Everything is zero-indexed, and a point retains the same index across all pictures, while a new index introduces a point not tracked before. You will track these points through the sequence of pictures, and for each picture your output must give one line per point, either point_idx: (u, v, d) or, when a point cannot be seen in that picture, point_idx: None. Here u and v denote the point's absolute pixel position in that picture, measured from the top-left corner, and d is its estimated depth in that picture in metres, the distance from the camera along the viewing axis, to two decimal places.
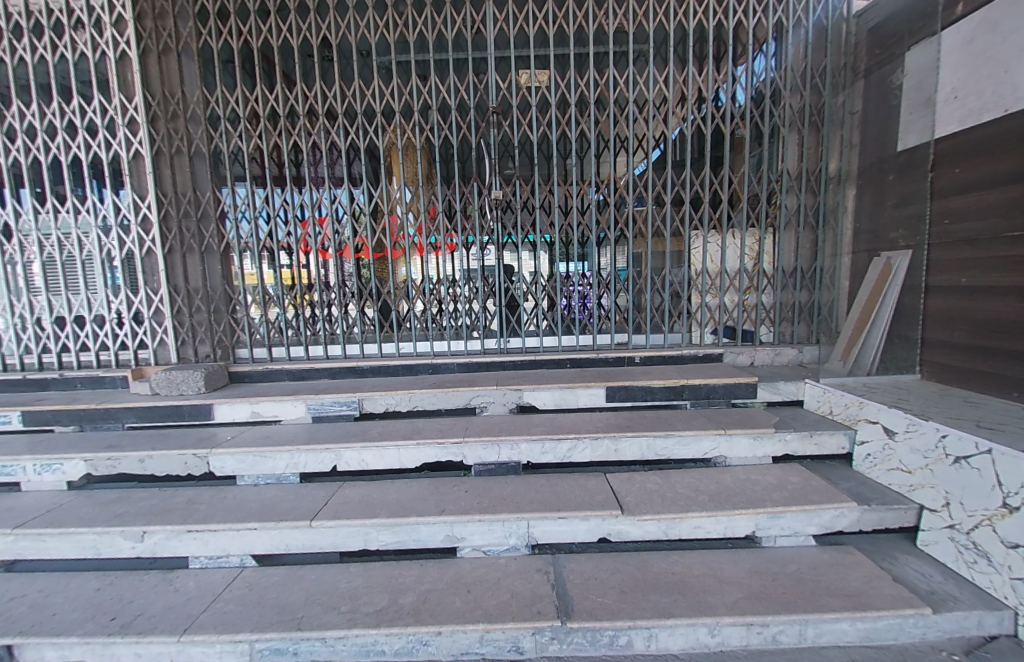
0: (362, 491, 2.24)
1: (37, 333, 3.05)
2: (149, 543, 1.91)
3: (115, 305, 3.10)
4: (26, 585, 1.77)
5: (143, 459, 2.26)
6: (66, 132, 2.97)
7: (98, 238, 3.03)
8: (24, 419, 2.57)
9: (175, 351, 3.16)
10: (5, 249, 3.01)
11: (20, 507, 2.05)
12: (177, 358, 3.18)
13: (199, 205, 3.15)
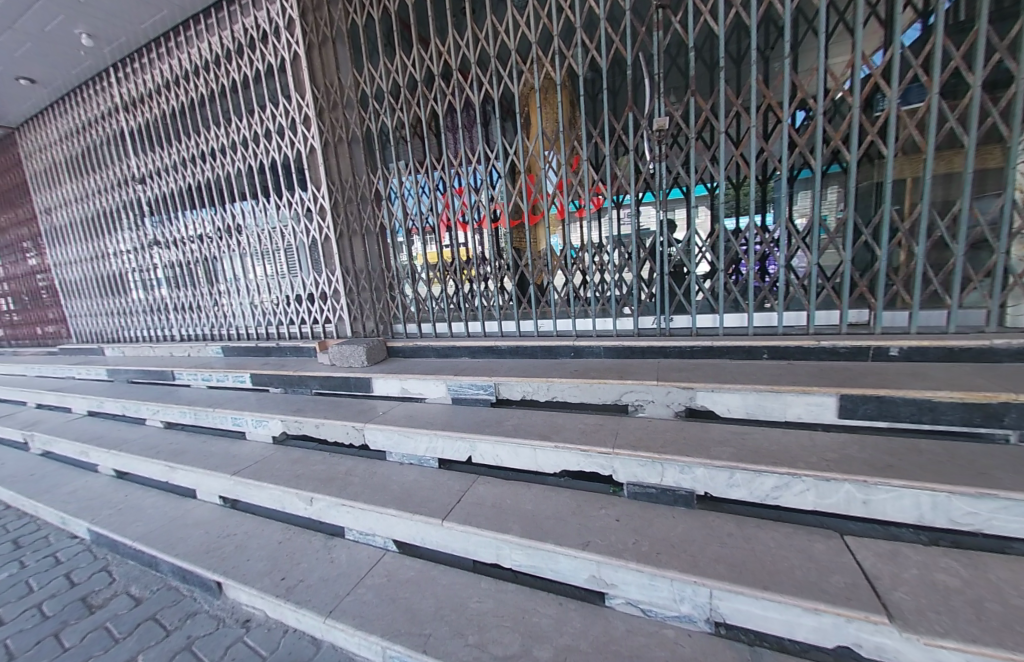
0: (495, 491, 1.99)
1: (266, 310, 3.81)
2: (316, 507, 2.03)
3: (308, 286, 3.57)
4: (240, 524, 2.11)
5: (317, 424, 2.46)
6: (265, 138, 3.39)
7: (294, 229, 3.49)
8: (253, 380, 3.11)
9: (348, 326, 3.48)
10: (243, 244, 3.75)
11: (242, 453, 2.47)
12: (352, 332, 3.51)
13: (358, 190, 3.29)
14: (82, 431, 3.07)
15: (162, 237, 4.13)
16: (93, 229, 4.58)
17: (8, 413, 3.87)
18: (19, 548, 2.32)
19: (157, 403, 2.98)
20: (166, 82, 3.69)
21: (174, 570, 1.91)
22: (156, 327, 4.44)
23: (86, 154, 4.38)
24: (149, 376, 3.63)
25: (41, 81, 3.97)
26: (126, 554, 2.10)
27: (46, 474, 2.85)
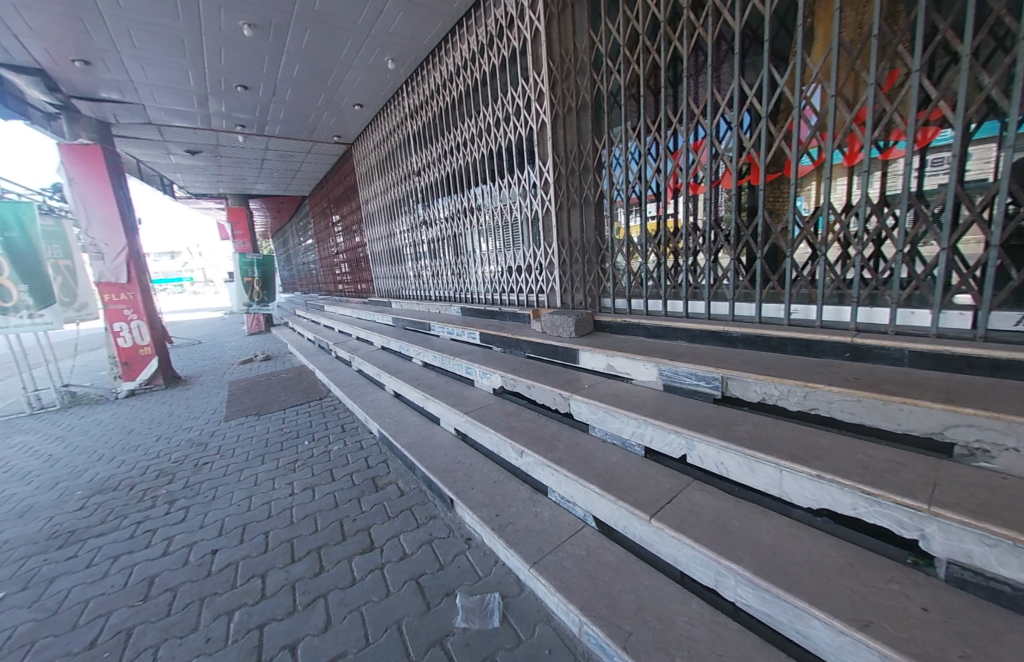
0: (714, 505, 1.66)
1: (493, 278, 4.37)
2: (524, 461, 2.20)
3: (528, 258, 3.84)
4: (466, 457, 2.51)
5: (530, 386, 2.64)
6: (505, 121, 3.73)
7: (520, 204, 3.77)
8: (481, 337, 3.63)
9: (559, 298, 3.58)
10: (480, 220, 4.35)
11: (471, 398, 2.92)
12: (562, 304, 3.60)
13: (581, 160, 3.23)
14: (377, 358, 4.32)
15: (428, 218, 5.26)
16: (389, 214, 6.26)
17: (344, 339, 5.87)
18: (346, 430, 3.49)
19: (419, 346, 3.87)
20: (438, 89, 4.53)
21: (424, 478, 2.45)
22: (420, 289, 5.81)
23: (388, 158, 5.95)
24: (414, 325, 4.78)
25: (368, 107, 5.53)
26: (397, 454, 2.85)
27: (360, 384, 4.16)
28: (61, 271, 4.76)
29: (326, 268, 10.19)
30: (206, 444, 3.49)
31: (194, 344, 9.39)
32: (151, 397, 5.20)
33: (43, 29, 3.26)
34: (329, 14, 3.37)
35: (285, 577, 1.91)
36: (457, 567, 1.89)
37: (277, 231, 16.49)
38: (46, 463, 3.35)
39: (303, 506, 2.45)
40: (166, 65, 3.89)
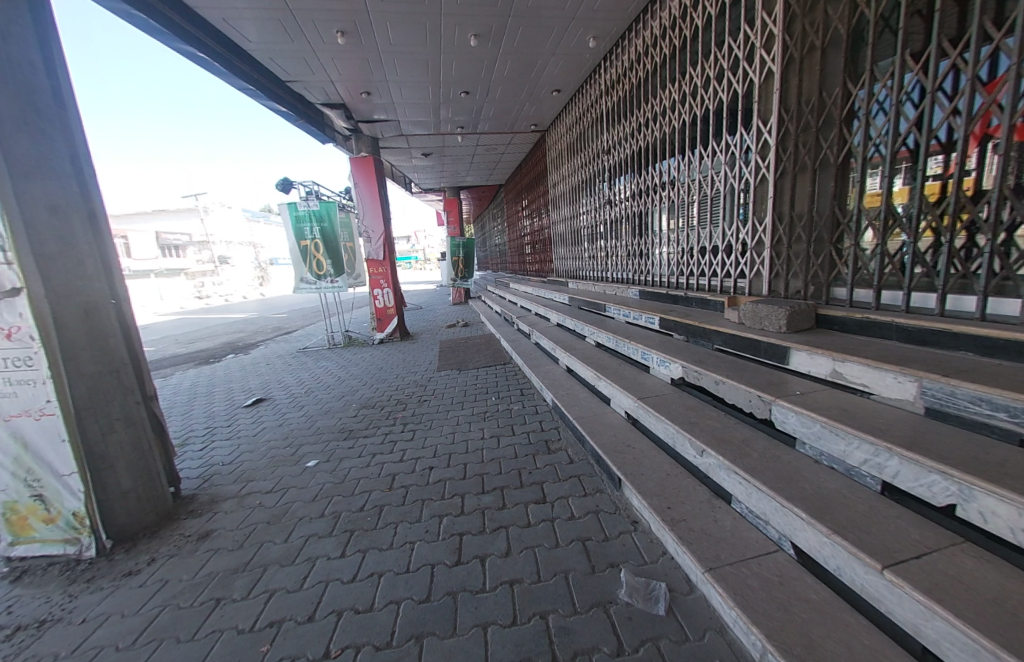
0: (1002, 582, 1.18)
1: (679, 259, 4.03)
2: (705, 461, 2.03)
3: (728, 237, 3.37)
4: (638, 442, 2.48)
5: (718, 382, 2.38)
6: (717, 80, 3.29)
7: (726, 174, 3.32)
8: (661, 323, 3.42)
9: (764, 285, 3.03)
10: (671, 196, 4.03)
11: (647, 385, 2.85)
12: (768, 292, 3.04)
13: (823, 110, 2.56)
14: (553, 334, 4.64)
15: (613, 197, 5.19)
16: (575, 196, 6.46)
17: (524, 314, 6.51)
18: (525, 395, 3.93)
19: (594, 326, 3.95)
20: (636, 58, 4.30)
21: (594, 453, 2.56)
22: (598, 269, 5.86)
23: (577, 140, 6.08)
24: (588, 305, 4.88)
25: (564, 92, 5.68)
26: (569, 425, 3.04)
27: (537, 356, 4.58)
28: (348, 251, 6.81)
29: (515, 248, 11.36)
30: (425, 386, 4.50)
31: (415, 308, 12.08)
32: (390, 345, 6.99)
33: (348, 75, 4.57)
34: (542, 9, 3.59)
35: (478, 502, 2.35)
36: (622, 544, 1.93)
37: (477, 217, 19.21)
38: (339, 381, 4.98)
39: (491, 450, 2.92)
40: (414, 85, 4.93)
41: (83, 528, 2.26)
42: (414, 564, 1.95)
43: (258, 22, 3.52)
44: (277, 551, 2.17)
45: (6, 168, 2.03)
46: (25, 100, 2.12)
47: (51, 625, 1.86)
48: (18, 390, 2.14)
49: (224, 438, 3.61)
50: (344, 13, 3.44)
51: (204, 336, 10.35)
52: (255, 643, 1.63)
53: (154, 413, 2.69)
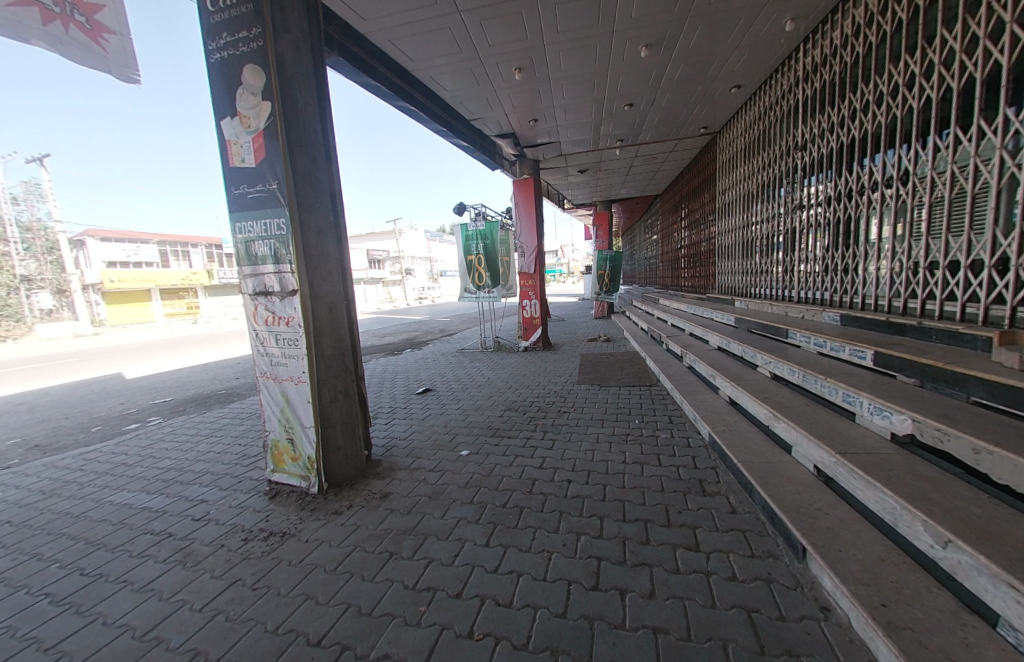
0: None
1: (908, 277, 3.06)
2: (950, 557, 1.45)
3: (1003, 247, 2.39)
4: (832, 508, 1.97)
5: (977, 451, 1.67)
6: (991, 36, 2.39)
7: (1001, 162, 2.36)
8: (875, 359, 2.65)
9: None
10: (900, 195, 3.10)
11: (849, 436, 2.24)
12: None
13: None
14: (712, 359, 4.13)
15: (806, 201, 4.31)
16: (748, 202, 5.64)
17: (675, 333, 5.99)
18: (673, 423, 3.59)
19: (770, 354, 3.35)
20: (852, 32, 3.49)
21: (766, 507, 2.14)
22: (775, 287, 4.97)
23: (757, 138, 5.28)
24: (762, 329, 4.17)
25: (745, 86, 5.01)
26: (731, 468, 2.64)
27: (690, 381, 4.14)
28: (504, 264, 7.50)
29: (668, 261, 10.59)
30: (566, 398, 4.57)
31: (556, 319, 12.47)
32: (534, 354, 7.37)
33: (517, 106, 5.06)
34: (726, 2, 3.27)
35: (618, 530, 2.24)
36: (805, 632, 1.54)
37: (627, 229, 18.75)
38: (489, 382, 5.50)
39: (634, 476, 2.75)
40: (577, 105, 5.13)
41: (312, 470, 3.04)
42: (551, 574, 1.97)
43: (454, 74, 4.22)
44: (435, 524, 2.49)
45: (296, 207, 2.91)
46: (309, 156, 2.99)
47: (288, 537, 2.56)
48: (289, 361, 3.02)
49: (402, 418, 4.38)
50: (523, 51, 3.81)
51: (391, 332, 12.86)
52: (415, 601, 1.89)
53: (361, 389, 3.44)
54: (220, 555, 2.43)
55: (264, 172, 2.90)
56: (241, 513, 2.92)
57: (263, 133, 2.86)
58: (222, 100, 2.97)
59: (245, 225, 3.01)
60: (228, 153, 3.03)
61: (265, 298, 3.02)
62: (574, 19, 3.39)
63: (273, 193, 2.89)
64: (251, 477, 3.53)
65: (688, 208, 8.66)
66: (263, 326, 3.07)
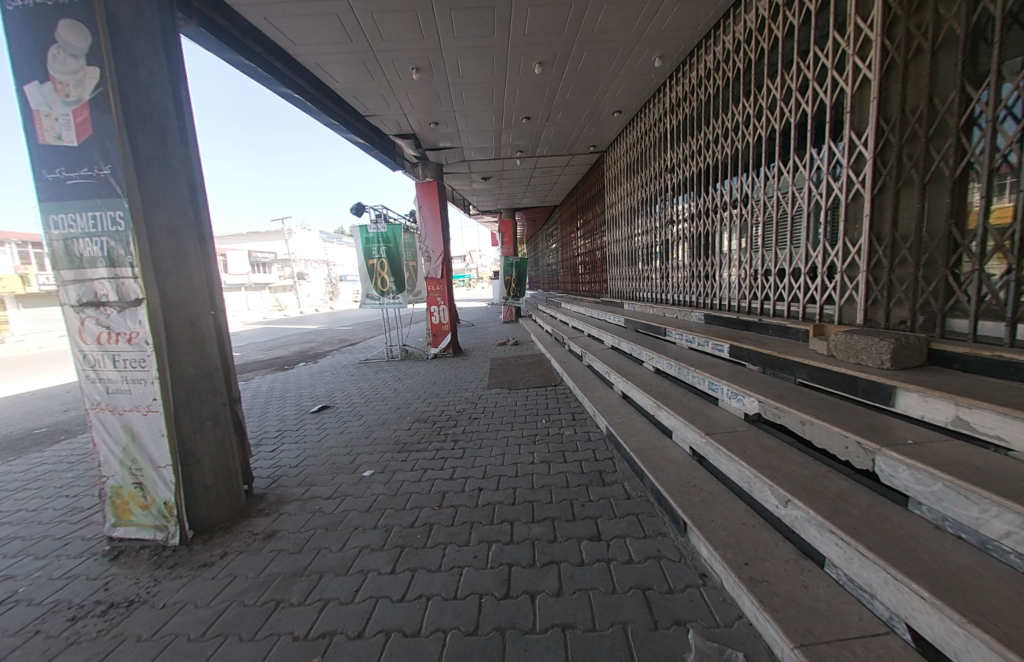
0: None
1: (750, 281, 3.70)
2: (790, 513, 1.75)
3: (813, 257, 3.01)
4: (705, 483, 2.26)
5: (804, 421, 2.06)
6: (799, 91, 3.03)
7: (809, 191, 2.99)
8: (731, 351, 3.14)
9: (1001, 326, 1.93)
10: (744, 214, 3.75)
11: (715, 418, 2.60)
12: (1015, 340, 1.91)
13: (935, 117, 2.17)
14: (608, 357, 4.48)
15: (676, 216, 4.96)
16: (632, 215, 6.31)
17: (575, 335, 6.41)
18: (576, 419, 3.80)
19: (653, 351, 3.76)
20: (704, 75, 4.13)
21: (655, 490, 2.37)
22: (655, 291, 5.63)
23: (637, 159, 5.95)
24: (646, 328, 4.67)
25: (626, 112, 5.62)
26: (626, 457, 2.87)
27: (590, 379, 4.43)
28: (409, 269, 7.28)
29: (568, 268, 11.32)
30: (475, 404, 4.54)
31: (467, 325, 12.42)
32: (444, 361, 7.18)
33: (417, 107, 4.93)
34: (608, 34, 3.62)
35: (528, 532, 2.26)
36: (690, 600, 1.72)
37: (530, 237, 19.77)
38: (395, 394, 5.18)
39: (541, 476, 2.82)
40: (479, 113, 5.19)
41: (171, 516, 2.50)
42: (462, 591, 1.89)
43: (344, 65, 3.92)
44: (333, 559, 2.23)
45: (141, 199, 2.38)
46: (157, 139, 2.47)
47: (138, 606, 2.04)
48: (133, 387, 2.44)
49: (292, 442, 3.88)
50: (420, 51, 3.72)
51: (280, 345, 11.42)
52: (307, 653, 1.64)
53: (236, 414, 2.95)
54: (26, 650, 1.82)
55: (90, 152, 2.31)
56: (63, 588, 2.25)
57: (88, 104, 2.28)
58: (23, 55, 2.29)
59: (63, 218, 2.36)
60: (35, 124, 2.35)
61: (96, 309, 2.40)
62: (469, 28, 3.41)
63: (106, 180, 2.32)
64: (82, 536, 2.76)
65: (583, 219, 9.38)
66: (93, 344, 2.43)
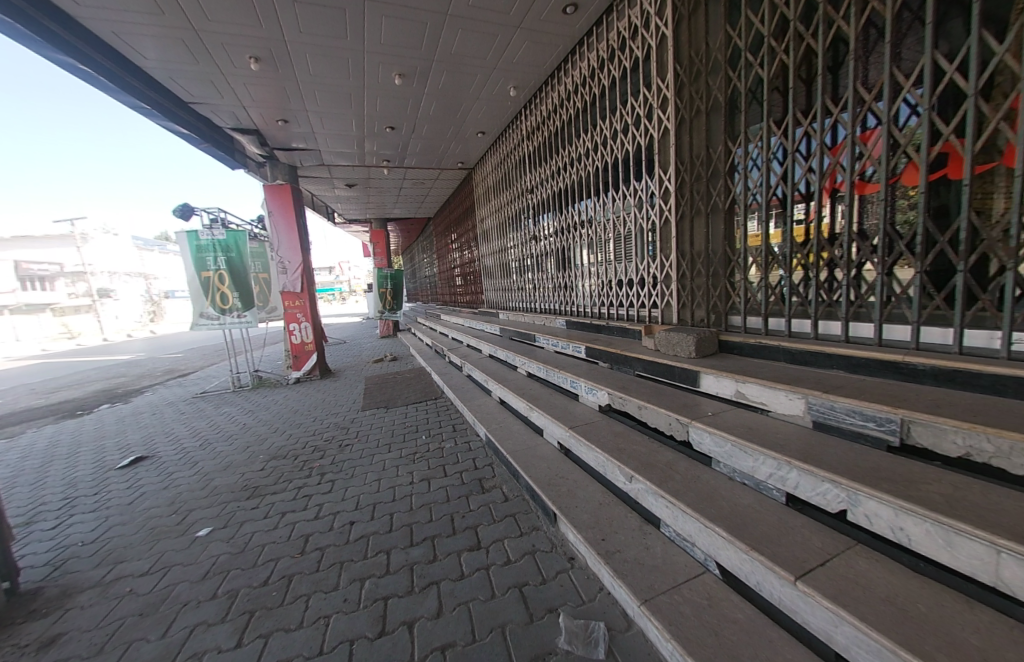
0: (882, 578, 1.28)
1: (599, 291, 4.20)
2: (634, 487, 2.04)
3: (641, 270, 3.53)
4: (571, 473, 2.48)
5: (641, 406, 2.44)
6: (623, 133, 3.48)
7: (635, 215, 3.46)
8: (587, 352, 3.54)
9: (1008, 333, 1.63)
10: (590, 232, 4.18)
11: (577, 413, 2.90)
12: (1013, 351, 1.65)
13: (711, 164, 2.84)
14: (485, 366, 4.60)
15: (538, 233, 5.38)
16: (502, 230, 6.66)
17: (454, 346, 6.44)
18: (456, 431, 3.80)
19: (525, 356, 4.01)
20: (552, 109, 4.59)
21: (529, 488, 2.50)
22: (526, 300, 6.04)
23: (503, 178, 6.32)
24: (518, 336, 4.97)
25: (489, 134, 5.97)
26: (503, 461, 2.97)
27: (470, 389, 4.49)
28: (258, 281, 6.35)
29: (445, 281, 11.38)
30: (347, 428, 4.15)
31: (339, 343, 11.34)
32: (311, 385, 6.40)
33: (262, 101, 4.37)
34: (466, 57, 3.81)
35: (405, 558, 2.14)
36: (560, 585, 1.85)
37: (405, 248, 19.30)
38: (245, 429, 4.39)
39: (418, 496, 2.71)
40: (338, 117, 4.87)
41: None
42: (329, 643, 1.68)
43: (153, 39, 3.24)
44: (150, 652, 1.74)
45: None
46: None
47: None
48: None
49: (86, 511, 2.93)
50: (256, 40, 3.30)
51: (65, 385, 8.56)
52: None
53: None
54: None
55: None
56: None
57: None
58: None
59: None
60: None
61: None
62: (317, 26, 3.19)
63: None
64: None
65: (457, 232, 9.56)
66: None
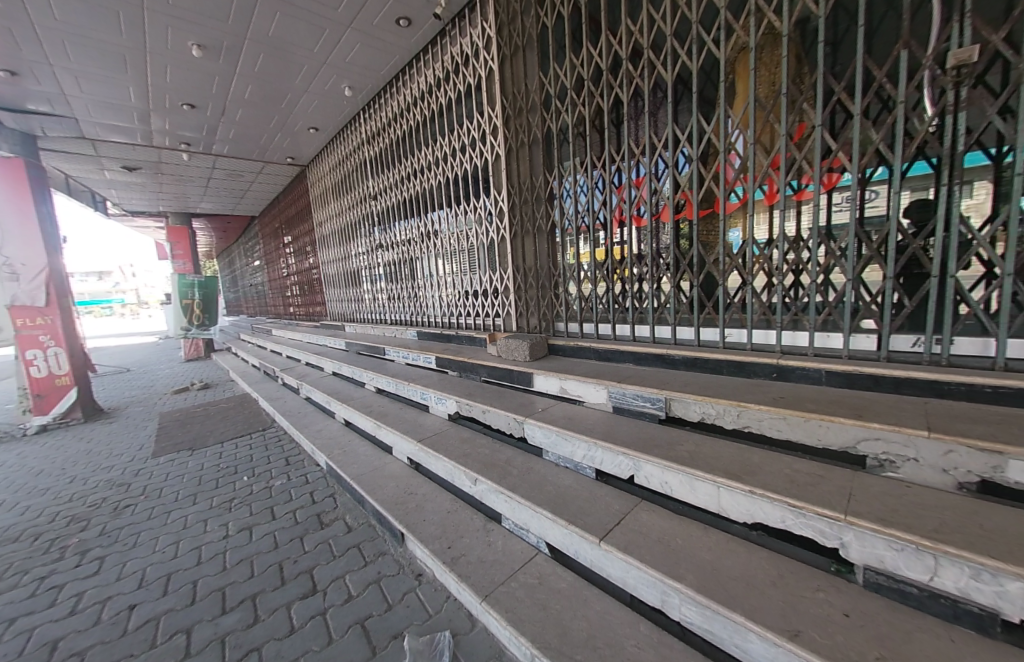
0: (655, 523, 1.65)
1: (449, 302, 4.28)
2: (478, 488, 2.14)
3: (484, 282, 3.75)
4: (420, 487, 2.44)
5: (485, 410, 2.59)
6: (461, 151, 3.65)
7: (476, 231, 3.67)
8: (437, 362, 3.56)
9: (810, 334, 2.01)
10: (439, 244, 4.24)
11: (426, 425, 2.88)
12: (815, 348, 2.05)
13: (536, 190, 3.21)
14: (328, 386, 4.16)
15: (386, 242, 5.17)
16: (346, 236, 6.15)
17: (291, 365, 5.63)
18: (290, 464, 3.32)
19: (373, 372, 3.79)
20: (395, 117, 4.51)
21: (376, 512, 2.36)
22: (376, 312, 5.71)
23: (344, 180, 5.88)
24: (367, 349, 4.67)
25: (324, 130, 5.48)
26: (347, 488, 2.73)
27: (309, 413, 3.99)
28: None
29: (277, 290, 9.88)
30: (129, 485, 3.18)
31: (122, 372, 8.62)
32: (69, 433, 4.68)
33: None
34: (289, 43, 3.43)
35: (213, 632, 1.75)
36: (407, 606, 1.80)
37: (223, 251, 15.98)
38: None
39: (234, 552, 2.26)
40: (105, 80, 3.76)
41: None
42: None
43: None
44: None
45: None
46: None
47: None
48: None
49: None
50: None
51: None
52: None
53: None
54: None
55: None
56: None
57: None
58: None
59: None
60: None
61: None
62: None
63: None
64: None
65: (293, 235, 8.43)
66: None
